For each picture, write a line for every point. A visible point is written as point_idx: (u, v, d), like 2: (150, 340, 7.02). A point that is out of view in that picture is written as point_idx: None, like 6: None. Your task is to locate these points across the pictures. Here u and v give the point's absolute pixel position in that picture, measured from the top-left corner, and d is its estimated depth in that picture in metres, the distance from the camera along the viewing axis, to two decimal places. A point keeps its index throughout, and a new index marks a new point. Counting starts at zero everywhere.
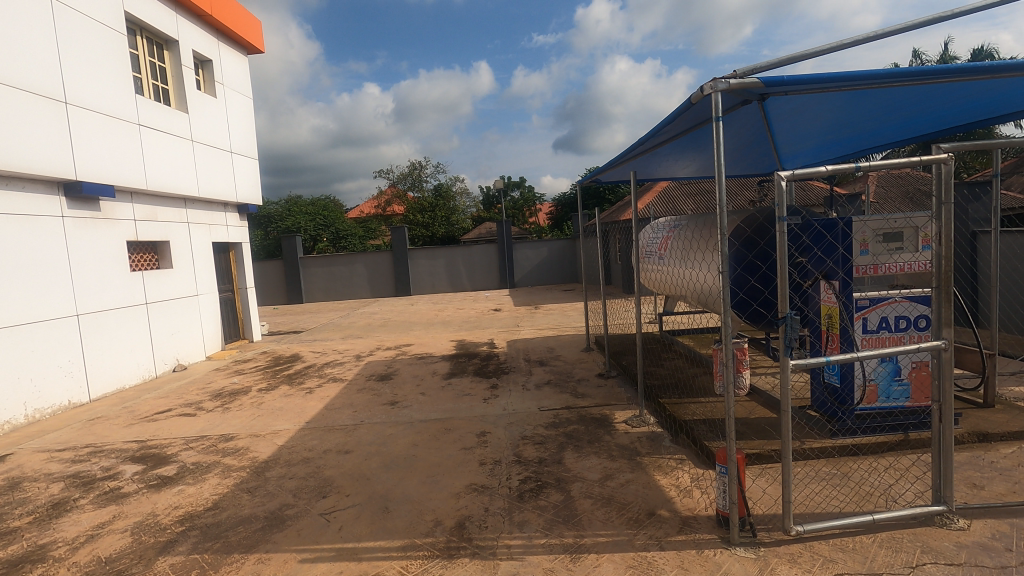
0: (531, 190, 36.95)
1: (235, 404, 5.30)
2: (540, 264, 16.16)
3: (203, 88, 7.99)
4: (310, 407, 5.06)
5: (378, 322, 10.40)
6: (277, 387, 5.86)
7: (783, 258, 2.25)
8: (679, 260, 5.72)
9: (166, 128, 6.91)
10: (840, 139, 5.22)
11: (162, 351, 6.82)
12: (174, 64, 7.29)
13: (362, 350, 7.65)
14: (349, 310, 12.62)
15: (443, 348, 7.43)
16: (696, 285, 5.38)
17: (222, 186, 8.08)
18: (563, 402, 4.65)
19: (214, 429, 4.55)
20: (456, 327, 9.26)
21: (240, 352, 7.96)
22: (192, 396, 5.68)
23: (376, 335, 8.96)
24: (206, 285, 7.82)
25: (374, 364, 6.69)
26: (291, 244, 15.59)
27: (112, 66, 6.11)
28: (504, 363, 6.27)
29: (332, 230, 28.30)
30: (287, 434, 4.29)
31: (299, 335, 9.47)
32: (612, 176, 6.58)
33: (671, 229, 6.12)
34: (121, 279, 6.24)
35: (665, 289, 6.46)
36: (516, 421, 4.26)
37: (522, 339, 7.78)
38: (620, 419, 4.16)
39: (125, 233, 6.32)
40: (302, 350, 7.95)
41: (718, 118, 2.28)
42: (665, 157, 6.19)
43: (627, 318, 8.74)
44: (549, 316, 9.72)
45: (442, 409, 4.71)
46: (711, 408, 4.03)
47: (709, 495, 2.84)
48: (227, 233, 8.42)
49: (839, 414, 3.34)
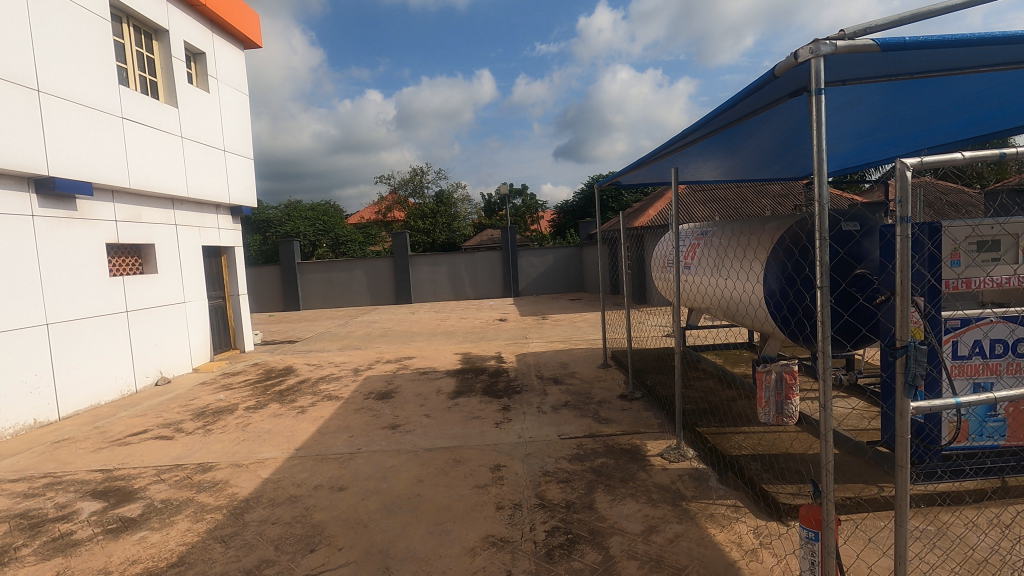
0: (533, 197, 36.52)
1: (219, 425, 4.77)
2: (545, 272, 15.67)
3: (196, 83, 7.52)
4: (301, 430, 4.53)
5: (377, 332, 9.88)
6: (266, 405, 5.33)
7: (903, 270, 1.72)
8: (710, 270, 5.20)
9: (152, 123, 6.42)
10: (887, 140, 4.73)
11: (143, 363, 6.29)
12: (163, 55, 6.81)
13: (360, 364, 7.12)
14: (347, 318, 12.11)
15: (448, 362, 6.90)
16: (728, 298, 4.89)
17: (213, 186, 7.58)
18: (585, 429, 4.13)
19: (191, 456, 4.02)
20: (459, 339, 8.73)
21: (230, 363, 7.44)
22: (171, 414, 5.15)
23: (376, 346, 8.43)
24: (194, 292, 7.30)
25: (373, 380, 6.16)
26: (289, 250, 15.08)
27: (93, 53, 5.63)
28: (515, 380, 5.76)
29: (332, 235, 27.84)
30: (274, 464, 3.76)
31: (293, 345, 8.95)
32: (632, 179, 6.13)
33: (699, 236, 5.63)
34: (98, 285, 5.73)
35: (689, 301, 5.99)
36: (535, 452, 3.74)
37: (532, 353, 7.26)
38: (654, 451, 3.64)
39: (104, 234, 5.82)
40: (296, 363, 7.42)
41: (816, 90, 1.80)
42: (693, 158, 5.70)
43: (642, 331, 8.24)
44: (559, 328, 9.21)
45: (449, 435, 4.18)
46: (760, 440, 3.51)
47: (782, 560, 2.32)
48: (219, 236, 7.91)
49: (921, 454, 2.85)
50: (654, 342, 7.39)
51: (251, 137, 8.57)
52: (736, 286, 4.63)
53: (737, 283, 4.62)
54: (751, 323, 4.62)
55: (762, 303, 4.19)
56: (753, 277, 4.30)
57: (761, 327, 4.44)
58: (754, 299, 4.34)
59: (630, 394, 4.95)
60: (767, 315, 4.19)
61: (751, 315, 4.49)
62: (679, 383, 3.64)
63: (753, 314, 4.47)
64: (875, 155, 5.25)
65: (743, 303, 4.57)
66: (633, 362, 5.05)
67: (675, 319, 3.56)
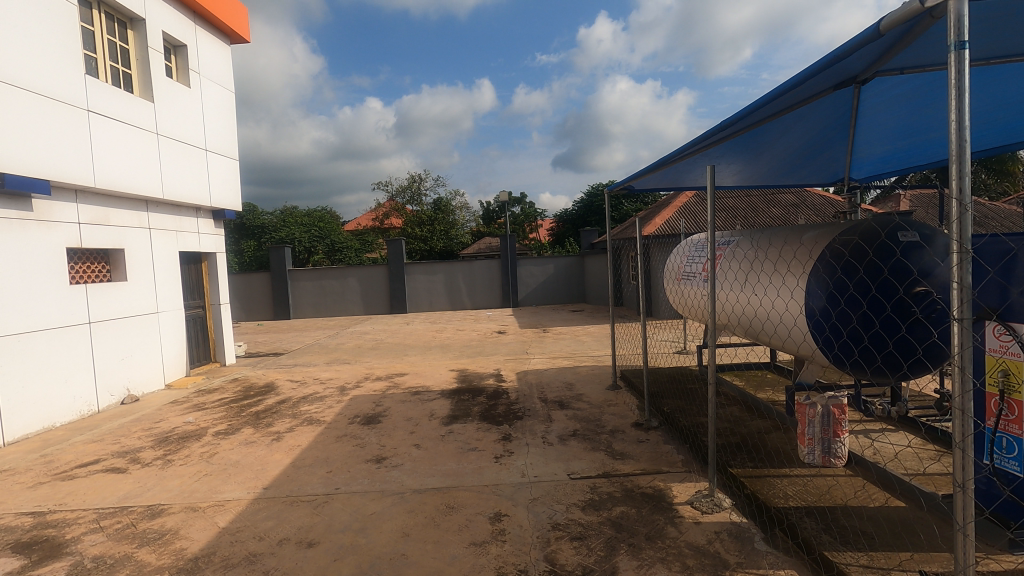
0: (532, 206, 36.10)
1: (181, 455, 4.21)
2: (545, 281, 15.15)
3: (176, 77, 7.03)
4: (273, 462, 3.98)
5: (369, 344, 9.32)
6: (237, 430, 4.77)
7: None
8: (734, 282, 4.68)
9: (124, 118, 5.91)
10: (935, 142, 4.20)
11: (108, 380, 5.72)
12: (139, 45, 6.31)
13: (348, 381, 6.57)
14: (339, 329, 11.55)
15: (443, 381, 6.36)
16: (757, 315, 4.37)
17: (193, 188, 7.07)
18: (599, 467, 3.59)
19: (142, 496, 3.46)
20: (456, 353, 8.18)
21: (206, 379, 6.86)
22: (131, 440, 4.59)
23: (365, 361, 7.88)
24: (169, 301, 6.76)
25: (360, 401, 5.60)
26: (279, 256, 14.54)
27: (56, 40, 5.12)
28: (516, 404, 5.22)
29: (327, 242, 27.32)
30: (235, 509, 3.20)
31: (278, 358, 8.38)
32: (647, 183, 5.65)
33: (722, 245, 5.12)
34: (57, 294, 5.18)
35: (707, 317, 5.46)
36: (542, 496, 3.19)
37: (534, 370, 6.73)
38: (681, 497, 3.11)
39: (65, 238, 5.29)
40: (278, 378, 6.86)
41: (958, 42, 1.39)
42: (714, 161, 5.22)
43: (652, 348, 7.72)
44: (561, 342, 8.67)
45: (442, 472, 3.63)
46: (807, 486, 2.99)
47: None
48: (199, 242, 7.37)
49: (1019, 518, 2.30)
50: (666, 361, 6.86)
51: (235, 136, 8.06)
52: (770, 300, 4.10)
53: (769, 297, 4.11)
54: (784, 344, 4.09)
55: (805, 321, 3.67)
56: (793, 291, 3.78)
57: (797, 348, 3.90)
58: (792, 316, 3.81)
59: (646, 422, 4.42)
60: (809, 335, 3.66)
61: (787, 335, 3.97)
62: (711, 418, 3.07)
63: (788, 333, 3.94)
64: (918, 161, 4.69)
65: (777, 320, 4.05)
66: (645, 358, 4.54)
67: (711, 341, 3.02)
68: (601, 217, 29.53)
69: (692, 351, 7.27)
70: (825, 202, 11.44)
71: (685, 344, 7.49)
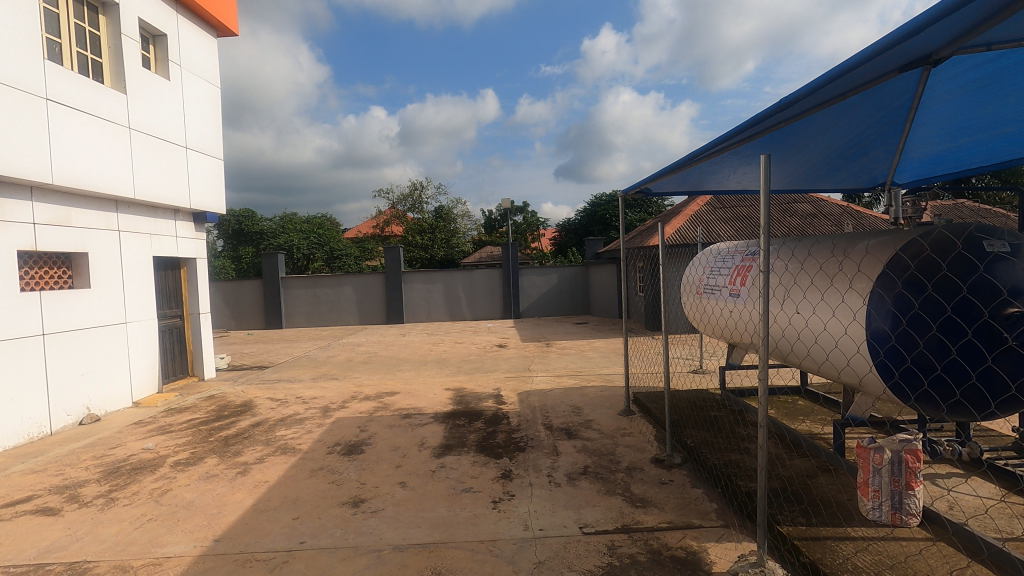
0: (535, 215, 35.58)
1: (129, 492, 3.62)
2: (549, 292, 14.58)
3: (155, 68, 6.53)
4: (233, 503, 3.40)
5: (361, 358, 8.74)
6: (200, 460, 4.19)
7: None
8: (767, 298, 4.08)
9: (90, 109, 5.40)
10: (1007, 138, 3.63)
11: (64, 398, 5.15)
12: (111, 32, 5.81)
13: (333, 400, 5.98)
14: (331, 340, 10.97)
15: (437, 401, 5.78)
16: (797, 334, 3.78)
17: (171, 188, 6.54)
18: (616, 518, 3.01)
19: (67, 548, 2.88)
20: (453, 369, 7.60)
21: (179, 396, 6.28)
22: (76, 471, 4.00)
23: (355, 377, 7.30)
24: (140, 311, 6.20)
25: (343, 425, 5.02)
26: (272, 263, 13.98)
27: (10, 19, 4.62)
28: (517, 432, 4.63)
29: (326, 249, 26.76)
30: (173, 570, 2.62)
31: (262, 372, 7.80)
32: (665, 187, 5.10)
33: (752, 255, 4.53)
34: (5, 302, 4.63)
35: (733, 336, 4.86)
36: (549, 559, 2.60)
37: (537, 391, 6.14)
38: (721, 565, 2.51)
39: (16, 240, 4.75)
40: (258, 396, 6.29)
41: None
42: (743, 162, 4.66)
43: (665, 366, 7.13)
44: (566, 358, 8.09)
45: (428, 522, 3.04)
46: (883, 557, 2.39)
47: None
48: (176, 247, 6.84)
49: None
50: (682, 381, 6.28)
51: (220, 135, 7.54)
52: (814, 317, 3.50)
53: (813, 314, 3.52)
54: (828, 369, 3.49)
55: (859, 343, 3.07)
56: (843, 307, 3.19)
57: (847, 375, 3.30)
58: (842, 337, 3.22)
59: (667, 458, 3.84)
60: (864, 361, 3.06)
61: (831, 359, 3.38)
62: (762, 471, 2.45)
63: (834, 357, 3.35)
64: (979, 161, 4.13)
65: (821, 341, 3.46)
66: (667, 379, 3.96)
67: (764, 369, 2.38)
68: (604, 227, 29.03)
69: (709, 371, 6.68)
70: (843, 212, 10.91)
71: (701, 363, 6.91)
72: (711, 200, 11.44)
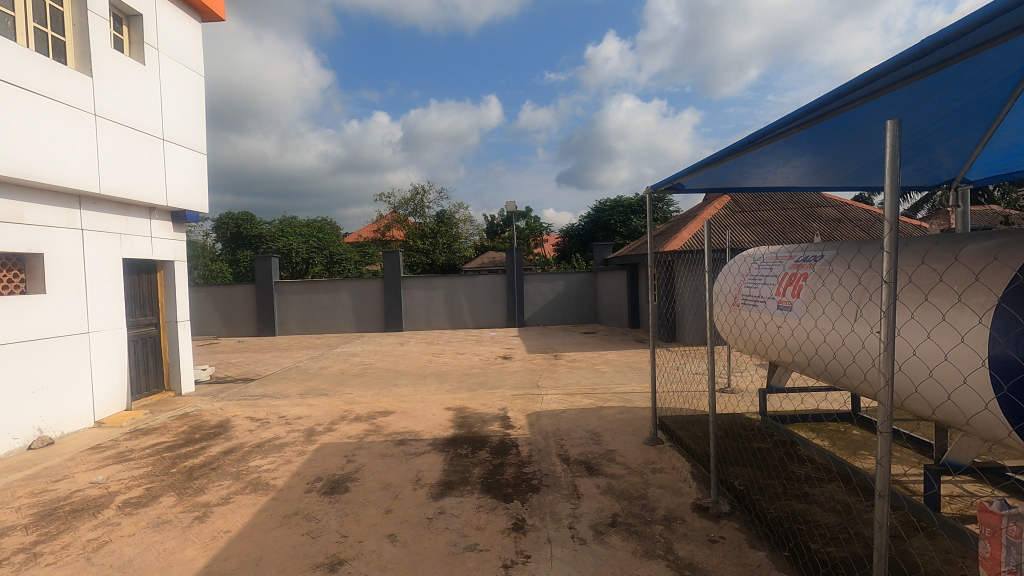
0: (538, 220, 34.97)
1: (58, 544, 2.97)
2: (554, 300, 13.94)
3: (129, 52, 5.94)
4: (181, 563, 2.74)
5: (355, 370, 8.09)
6: (154, 500, 3.53)
7: None
8: (827, 313, 3.39)
9: (47, 91, 4.80)
10: None
11: (9, 420, 4.50)
12: (75, 8, 5.21)
13: (319, 422, 5.32)
14: (324, 350, 10.32)
15: (436, 424, 5.11)
16: (865, 356, 3.08)
17: (145, 183, 5.94)
18: None
19: None
20: (454, 385, 6.93)
21: (149, 414, 5.64)
22: (4, 514, 3.35)
23: (346, 392, 6.65)
24: (107, 319, 5.57)
25: (328, 454, 4.36)
26: (266, 267, 13.35)
27: None
28: (529, 466, 3.98)
29: (326, 253, 26.15)
30: None
31: (246, 386, 7.15)
32: (697, 184, 4.39)
33: (805, 261, 3.84)
34: None
35: (778, 355, 4.18)
36: None
37: (549, 412, 5.49)
38: None
39: None
40: (236, 415, 5.64)
41: None
42: (791, 156, 3.98)
43: (688, 384, 6.47)
44: (577, 373, 7.44)
45: None
46: None
47: None
48: (150, 248, 6.22)
49: None
50: (710, 403, 5.61)
51: (201, 126, 6.91)
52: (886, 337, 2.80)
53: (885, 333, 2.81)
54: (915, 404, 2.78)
55: (949, 371, 2.39)
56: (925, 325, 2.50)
57: (932, 409, 2.61)
58: (926, 363, 2.52)
59: (713, 504, 3.17)
60: (959, 394, 2.38)
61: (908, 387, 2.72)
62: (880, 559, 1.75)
63: (912, 387, 2.65)
64: None
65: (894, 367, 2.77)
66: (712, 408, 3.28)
67: (889, 421, 1.71)
68: (608, 232, 28.42)
69: (739, 391, 6.00)
70: (870, 216, 10.22)
71: (729, 381, 6.23)
72: (728, 203, 10.77)
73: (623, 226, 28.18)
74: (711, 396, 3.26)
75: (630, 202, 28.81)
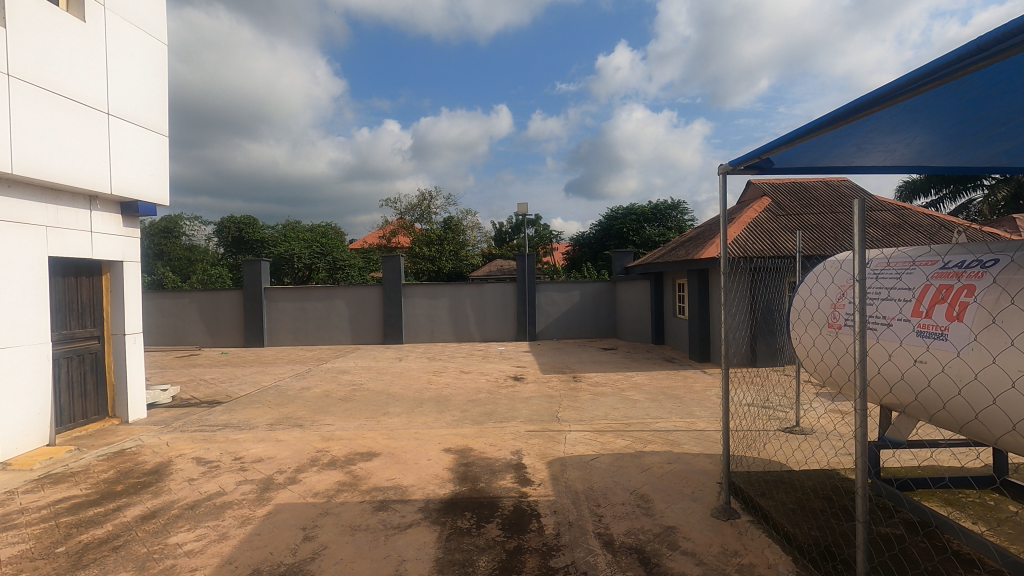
0: (547, 228, 33.87)
1: None
2: (568, 311, 12.76)
3: (67, 8, 4.92)
4: None
5: (341, 393, 6.93)
6: None
7: None
8: (968, 340, 2.31)
9: None
10: None
11: None
12: None
13: (281, 468, 4.15)
14: (312, 365, 9.18)
15: (431, 476, 3.93)
16: None
17: (82, 164, 4.88)
18: None
19: None
20: (456, 415, 5.75)
21: (73, 453, 4.51)
22: None
23: (326, 423, 5.51)
24: (26, 331, 4.49)
25: (279, 525, 3.18)
26: (255, 271, 12.27)
27: None
28: (557, 555, 2.79)
29: (329, 259, 25.12)
30: None
31: (209, 412, 6.01)
32: (793, 162, 3.20)
33: (964, 268, 2.49)
34: None
35: (881, 394, 2.98)
36: None
37: (575, 458, 4.31)
38: None
39: None
40: (182, 455, 4.49)
41: None
42: (937, 118, 2.77)
43: (742, 421, 5.26)
44: (605, 401, 6.25)
45: None
46: None
47: None
48: (90, 246, 5.14)
49: None
50: (780, 449, 4.41)
51: (162, 104, 5.85)
52: (938, 356, 2.46)
53: (976, 356, 2.28)
54: None
55: None
56: (991, 349, 2.22)
57: (992, 437, 2.38)
58: (989, 389, 2.26)
59: None
60: (1009, 400, 2.18)
61: None
62: None
63: (969, 412, 2.39)
64: None
65: (985, 399, 2.28)
66: (865, 487, 2.05)
67: None
68: (620, 241, 27.23)
69: (813, 432, 4.79)
70: (933, 222, 8.96)
71: (796, 419, 5.03)
72: (769, 205, 9.57)
73: (635, 235, 26.98)
74: (860, 465, 2.06)
75: (643, 210, 27.65)
